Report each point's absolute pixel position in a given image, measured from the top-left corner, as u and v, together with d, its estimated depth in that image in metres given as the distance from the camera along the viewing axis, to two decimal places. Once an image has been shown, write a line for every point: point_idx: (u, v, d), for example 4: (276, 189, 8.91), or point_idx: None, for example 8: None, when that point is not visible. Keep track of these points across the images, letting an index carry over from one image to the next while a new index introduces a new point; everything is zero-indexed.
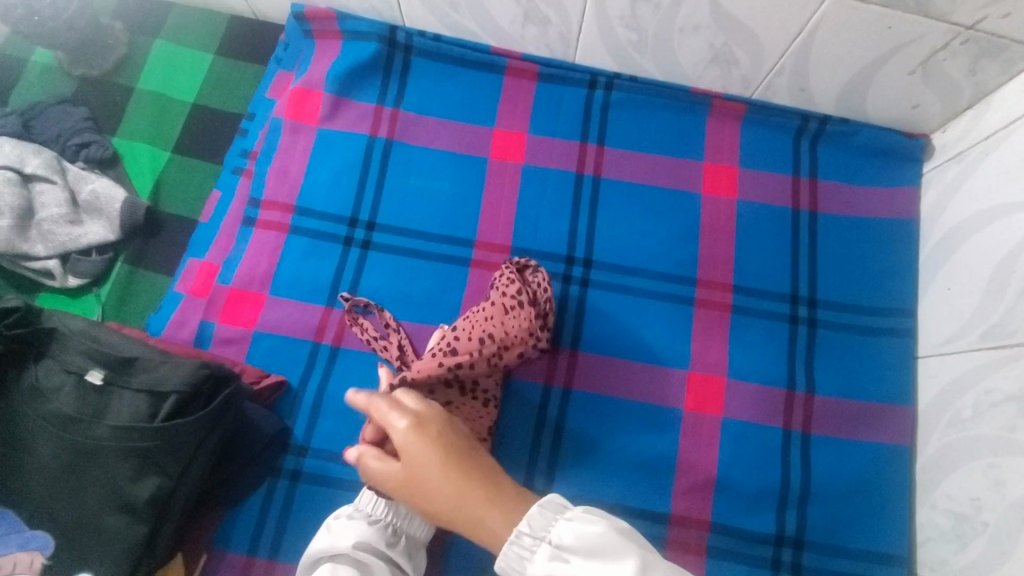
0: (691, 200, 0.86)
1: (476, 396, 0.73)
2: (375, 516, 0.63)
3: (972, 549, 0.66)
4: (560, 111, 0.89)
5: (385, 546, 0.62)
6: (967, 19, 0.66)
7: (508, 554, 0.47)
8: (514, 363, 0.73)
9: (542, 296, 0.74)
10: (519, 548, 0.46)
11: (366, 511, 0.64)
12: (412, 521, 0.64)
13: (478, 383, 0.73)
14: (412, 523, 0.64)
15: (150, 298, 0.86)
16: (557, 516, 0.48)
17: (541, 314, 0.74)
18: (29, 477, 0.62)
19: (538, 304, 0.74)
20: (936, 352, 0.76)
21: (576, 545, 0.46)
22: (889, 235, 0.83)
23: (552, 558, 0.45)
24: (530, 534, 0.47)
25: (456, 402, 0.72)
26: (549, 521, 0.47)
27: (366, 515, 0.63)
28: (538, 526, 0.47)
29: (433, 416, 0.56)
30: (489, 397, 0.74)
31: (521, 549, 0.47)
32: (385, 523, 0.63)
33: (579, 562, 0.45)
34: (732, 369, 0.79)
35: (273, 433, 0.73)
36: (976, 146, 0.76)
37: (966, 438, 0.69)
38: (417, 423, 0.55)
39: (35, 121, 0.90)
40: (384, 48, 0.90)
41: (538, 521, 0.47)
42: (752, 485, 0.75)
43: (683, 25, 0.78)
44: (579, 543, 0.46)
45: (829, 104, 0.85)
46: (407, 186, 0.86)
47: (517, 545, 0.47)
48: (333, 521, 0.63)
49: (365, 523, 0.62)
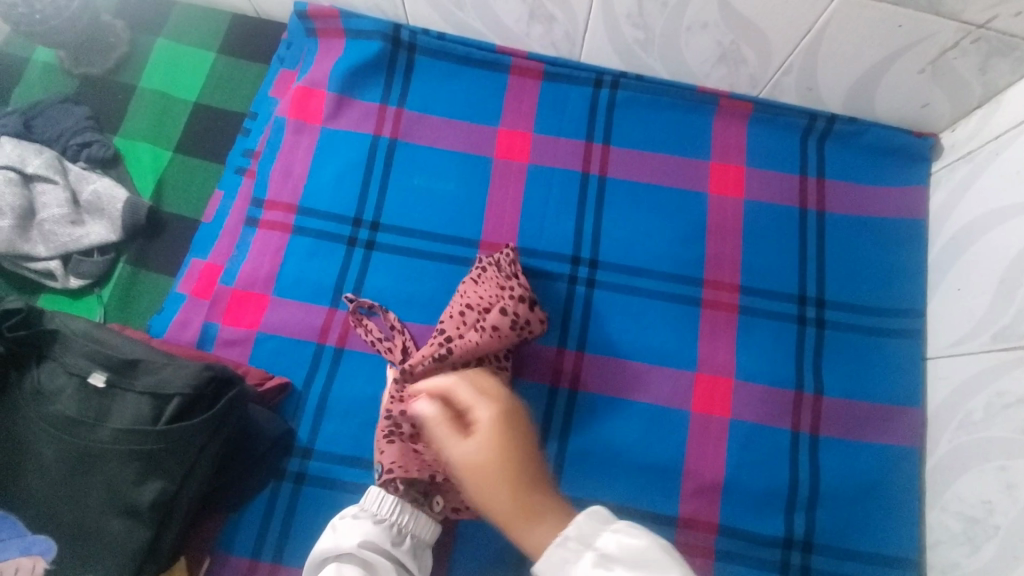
0: (698, 200, 0.85)
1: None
2: (381, 516, 0.62)
3: (984, 552, 0.65)
4: (565, 110, 0.89)
5: (391, 546, 0.61)
6: (978, 17, 0.65)
7: (552, 556, 0.47)
8: (511, 326, 0.71)
9: (506, 260, 0.77)
10: (563, 550, 0.47)
11: (372, 511, 0.63)
12: (418, 521, 0.64)
13: None
14: (418, 523, 0.64)
15: (153, 299, 0.86)
16: (603, 526, 0.47)
17: (510, 274, 0.76)
18: (32, 480, 0.61)
19: (504, 268, 0.76)
20: (945, 354, 0.75)
21: (620, 553, 0.45)
22: (897, 235, 0.82)
23: (596, 565, 0.45)
24: (575, 539, 0.47)
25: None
26: (596, 529, 0.47)
27: (371, 514, 0.62)
28: (585, 532, 0.47)
29: (521, 415, 0.54)
30: None
31: (566, 553, 0.47)
32: (391, 522, 0.62)
33: (623, 572, 0.44)
34: (739, 371, 0.78)
35: (278, 435, 0.72)
36: (986, 145, 0.75)
37: (977, 440, 0.68)
38: (503, 418, 0.52)
39: (35, 121, 0.90)
40: (388, 47, 0.89)
41: (585, 527, 0.47)
42: (760, 487, 0.74)
43: (690, 24, 0.78)
44: (624, 553, 0.45)
45: (837, 103, 0.84)
46: (411, 186, 0.85)
47: (562, 548, 0.47)
48: (338, 521, 0.62)
49: (371, 523, 0.61)
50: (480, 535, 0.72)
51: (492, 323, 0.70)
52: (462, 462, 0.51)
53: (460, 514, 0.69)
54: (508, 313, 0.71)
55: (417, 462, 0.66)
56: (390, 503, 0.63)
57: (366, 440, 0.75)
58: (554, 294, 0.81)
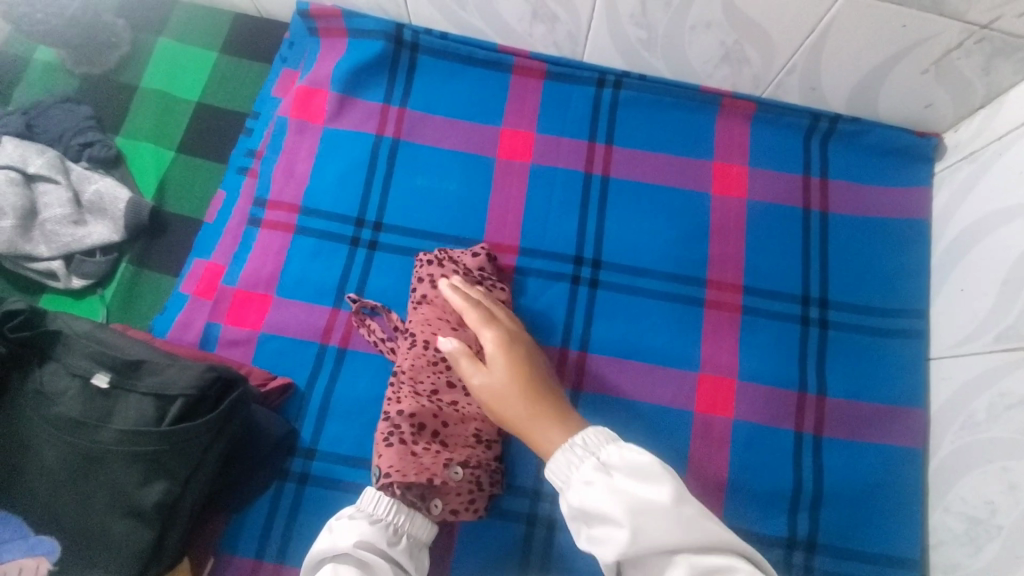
0: (702, 200, 0.85)
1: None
2: (378, 516, 0.61)
3: (986, 552, 0.65)
4: (568, 109, 0.88)
5: (386, 545, 0.59)
6: (982, 18, 0.65)
7: (559, 459, 0.53)
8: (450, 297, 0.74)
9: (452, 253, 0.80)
10: (570, 455, 0.53)
11: (368, 511, 0.61)
12: (415, 520, 0.63)
13: None
14: (416, 523, 0.63)
15: (155, 300, 0.86)
16: (609, 441, 0.53)
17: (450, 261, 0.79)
18: (35, 482, 0.61)
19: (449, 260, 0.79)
20: (949, 354, 0.75)
21: (619, 463, 0.50)
22: (900, 236, 0.82)
23: (597, 468, 0.50)
24: (581, 447, 0.53)
25: (463, 400, 0.71)
26: (602, 443, 0.53)
27: (368, 514, 0.61)
28: (591, 443, 0.53)
29: (518, 335, 0.67)
30: None
31: (572, 457, 0.53)
32: (388, 522, 0.61)
33: (620, 477, 0.49)
34: (743, 371, 0.78)
35: (282, 436, 0.72)
36: (990, 145, 0.75)
37: (980, 441, 0.68)
38: (504, 337, 0.65)
39: (37, 120, 0.89)
40: (390, 46, 0.89)
41: (592, 439, 0.54)
42: (763, 486, 0.74)
43: (694, 24, 0.77)
44: (623, 463, 0.50)
45: (840, 103, 0.84)
46: (414, 186, 0.85)
47: (569, 453, 0.53)
48: (334, 521, 0.61)
49: (368, 523, 0.60)
50: (484, 535, 0.72)
51: (443, 305, 0.75)
52: (487, 381, 0.61)
53: (460, 516, 0.67)
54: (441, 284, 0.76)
55: (415, 466, 0.65)
56: (388, 501, 0.62)
57: (369, 441, 0.75)
58: (557, 294, 0.81)
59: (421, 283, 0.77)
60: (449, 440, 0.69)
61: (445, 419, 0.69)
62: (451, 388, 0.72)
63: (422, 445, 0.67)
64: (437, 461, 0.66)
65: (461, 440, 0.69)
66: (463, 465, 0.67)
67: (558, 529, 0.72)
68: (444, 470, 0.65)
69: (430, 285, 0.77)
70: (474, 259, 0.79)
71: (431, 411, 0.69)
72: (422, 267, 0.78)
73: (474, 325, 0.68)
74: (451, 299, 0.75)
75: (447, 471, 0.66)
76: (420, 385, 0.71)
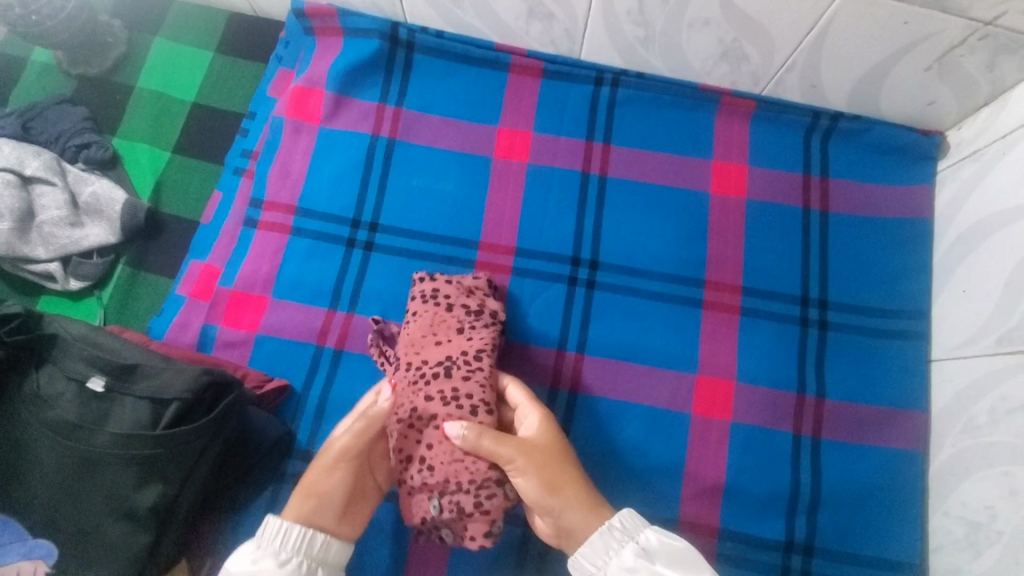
0: (700, 199, 0.84)
1: (459, 403, 0.66)
2: (284, 556, 0.56)
3: (987, 557, 0.64)
4: (565, 108, 0.88)
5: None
6: (985, 15, 0.63)
7: (595, 543, 0.56)
8: (450, 312, 0.73)
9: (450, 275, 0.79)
10: (608, 539, 0.55)
11: (273, 548, 0.56)
12: (329, 549, 0.58)
13: (461, 390, 0.67)
14: (329, 554, 0.59)
15: (153, 301, 0.86)
16: (645, 524, 0.56)
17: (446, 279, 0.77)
18: (31, 485, 0.61)
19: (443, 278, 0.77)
20: (951, 356, 0.74)
21: (660, 550, 0.55)
22: (902, 236, 0.81)
23: (638, 555, 0.54)
24: (620, 531, 0.56)
25: (442, 414, 0.65)
26: (638, 526, 0.56)
27: (274, 554, 0.55)
28: (628, 525, 0.56)
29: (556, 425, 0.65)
30: (476, 403, 0.66)
31: (609, 541, 0.56)
32: (298, 560, 0.56)
33: (660, 565, 0.54)
34: (741, 373, 0.77)
35: (278, 437, 0.72)
36: (993, 144, 0.73)
37: (982, 444, 0.67)
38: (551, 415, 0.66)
39: (33, 122, 0.89)
40: (385, 45, 0.88)
41: (628, 522, 0.56)
42: (761, 490, 0.74)
43: (691, 21, 0.76)
44: (663, 549, 0.55)
45: (841, 101, 0.83)
46: (410, 186, 0.85)
47: (608, 536, 0.56)
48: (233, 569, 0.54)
49: (274, 566, 0.55)
50: None
51: (428, 322, 0.73)
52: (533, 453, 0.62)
53: (468, 543, 0.63)
54: (441, 298, 0.74)
55: (411, 507, 0.65)
56: (295, 538, 0.56)
57: None
58: (554, 295, 0.81)
59: (415, 304, 0.75)
60: (433, 462, 0.64)
61: (430, 441, 0.65)
62: (430, 402, 0.66)
63: (413, 483, 0.65)
64: (422, 496, 0.64)
65: (442, 459, 0.64)
66: (444, 493, 0.63)
67: None
68: (426, 505, 0.64)
69: (418, 304, 0.75)
70: (472, 281, 0.78)
71: (415, 437, 0.66)
72: (417, 286, 0.77)
73: (517, 401, 0.68)
74: (436, 315, 0.73)
75: (428, 504, 0.63)
76: (399, 412, 0.66)
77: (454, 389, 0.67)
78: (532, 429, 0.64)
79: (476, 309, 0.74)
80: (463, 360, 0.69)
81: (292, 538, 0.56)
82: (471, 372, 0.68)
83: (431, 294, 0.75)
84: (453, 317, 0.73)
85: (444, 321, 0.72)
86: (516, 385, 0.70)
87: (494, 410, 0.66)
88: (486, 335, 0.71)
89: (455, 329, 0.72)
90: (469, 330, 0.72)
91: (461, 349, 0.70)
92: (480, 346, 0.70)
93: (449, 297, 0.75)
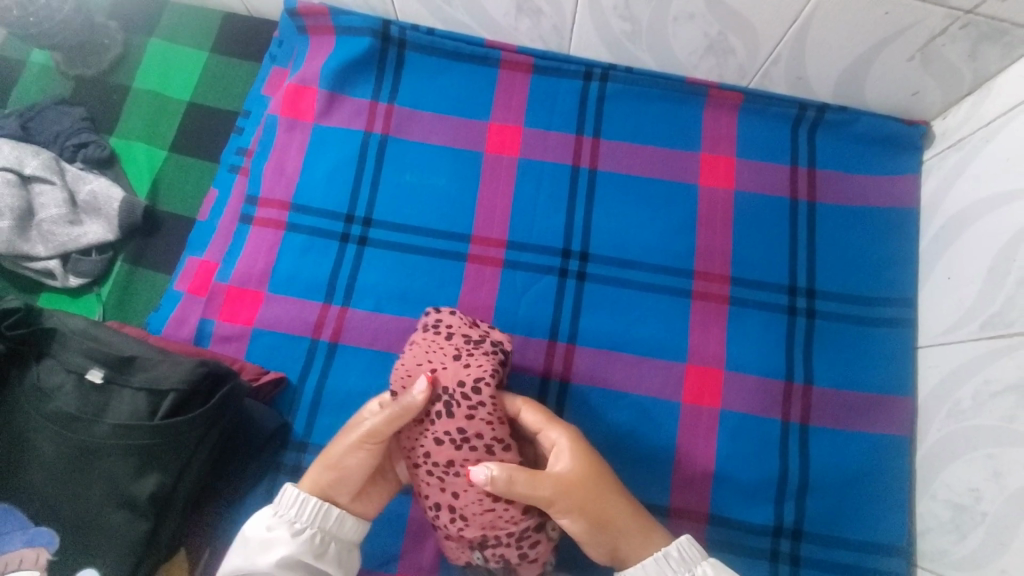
0: (688, 191, 0.85)
1: (472, 447, 0.62)
2: (299, 525, 0.61)
3: (971, 540, 0.65)
4: (554, 103, 0.89)
5: (312, 559, 0.60)
6: (965, 4, 0.65)
7: (652, 567, 0.60)
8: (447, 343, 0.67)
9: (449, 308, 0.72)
10: (665, 565, 0.60)
11: (290, 517, 0.61)
12: (342, 524, 0.63)
13: (471, 432, 0.62)
14: (343, 527, 0.63)
15: (151, 297, 0.87)
16: (702, 558, 0.61)
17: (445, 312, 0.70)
18: (32, 474, 0.63)
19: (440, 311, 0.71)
20: (937, 342, 0.75)
21: None
22: (889, 225, 0.82)
23: None
24: (677, 559, 0.60)
25: (459, 461, 0.62)
26: (696, 559, 0.61)
27: (289, 522, 0.61)
28: (687, 557, 0.61)
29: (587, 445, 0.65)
30: (492, 443, 0.62)
31: (666, 566, 0.60)
32: (312, 531, 0.61)
33: None
34: (729, 362, 0.78)
35: (274, 429, 0.73)
36: (976, 133, 0.74)
37: (966, 428, 0.68)
38: (576, 433, 0.65)
39: (32, 122, 0.91)
40: (377, 43, 0.89)
41: (687, 552, 0.61)
42: (749, 477, 0.75)
43: (677, 15, 0.78)
44: None
45: (827, 93, 0.84)
46: (403, 182, 0.86)
47: (667, 564, 0.60)
48: (252, 531, 0.60)
49: (289, 533, 0.60)
50: None
51: (421, 352, 0.66)
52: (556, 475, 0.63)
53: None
54: (441, 330, 0.68)
55: (453, 551, 0.65)
56: (309, 510, 0.61)
57: None
58: (545, 287, 0.82)
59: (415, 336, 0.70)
60: (465, 512, 0.62)
61: (456, 489, 0.62)
62: (443, 447, 0.62)
63: (450, 532, 0.63)
64: (462, 544, 0.64)
65: (473, 509, 0.62)
66: (484, 543, 0.63)
67: None
68: (468, 553, 0.64)
69: (421, 334, 0.69)
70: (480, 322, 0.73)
71: (437, 487, 0.63)
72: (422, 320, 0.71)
73: (536, 424, 0.66)
74: (434, 343, 0.67)
75: (471, 552, 0.63)
76: (418, 457, 0.64)
77: (462, 431, 0.62)
78: (563, 456, 0.63)
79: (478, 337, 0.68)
80: (461, 394, 0.63)
81: (308, 509, 0.61)
82: (476, 409, 0.62)
83: (432, 324, 0.70)
84: (452, 346, 0.66)
85: (438, 351, 0.66)
86: (527, 406, 0.66)
87: (510, 446, 0.64)
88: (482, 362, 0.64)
89: (454, 359, 0.65)
90: (467, 358, 0.65)
91: (456, 382, 0.63)
92: (478, 376, 0.63)
93: (450, 326, 0.69)
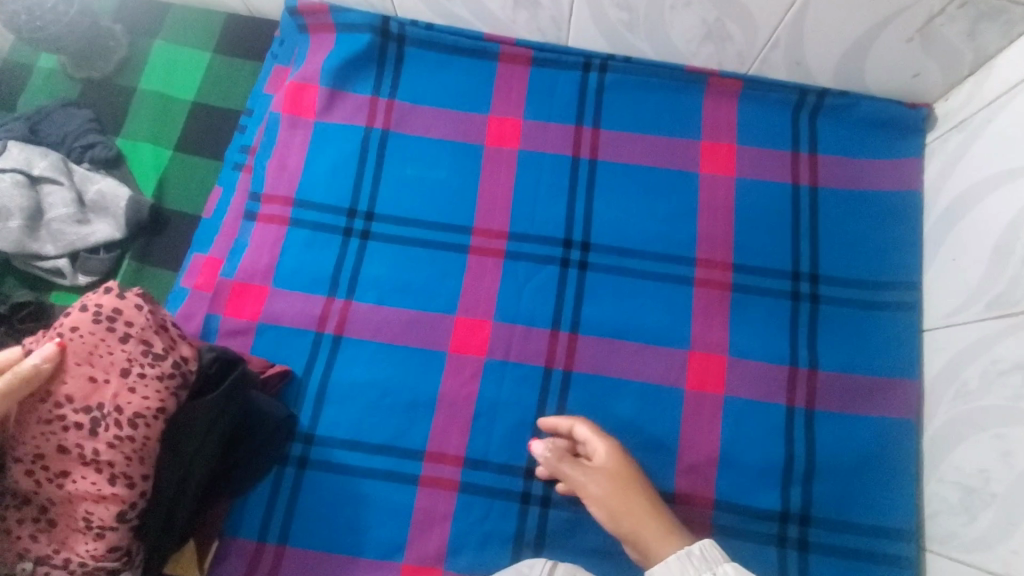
0: (689, 177, 0.85)
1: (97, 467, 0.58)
2: None
3: (981, 521, 0.65)
4: (554, 94, 0.89)
5: None
6: None
7: (673, 565, 0.58)
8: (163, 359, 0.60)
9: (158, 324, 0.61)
10: (686, 563, 0.58)
11: None
12: None
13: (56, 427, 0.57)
14: None
15: (158, 294, 0.89)
16: (726, 560, 0.57)
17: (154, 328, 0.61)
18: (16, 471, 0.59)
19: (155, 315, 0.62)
20: (942, 325, 0.74)
21: None
22: (893, 209, 0.82)
23: None
24: (698, 558, 0.58)
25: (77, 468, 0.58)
26: (718, 560, 0.58)
27: None
28: (709, 557, 0.58)
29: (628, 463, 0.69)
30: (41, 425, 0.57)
31: (687, 565, 0.58)
32: None
33: None
34: (733, 348, 0.78)
35: (283, 418, 0.73)
36: (979, 112, 0.74)
37: (973, 409, 0.68)
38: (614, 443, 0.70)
39: (41, 125, 0.93)
40: (377, 39, 0.90)
41: (709, 552, 0.58)
42: (756, 460, 0.75)
43: (674, 3, 0.78)
44: None
45: (827, 77, 0.83)
46: (404, 176, 0.87)
47: (687, 561, 0.58)
48: None
49: None
50: (478, 511, 0.75)
51: (85, 348, 0.59)
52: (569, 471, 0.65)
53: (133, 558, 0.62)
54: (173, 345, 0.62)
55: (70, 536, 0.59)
56: None
57: (366, 424, 0.77)
58: (547, 277, 0.82)
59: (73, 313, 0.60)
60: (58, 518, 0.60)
61: (38, 536, 0.60)
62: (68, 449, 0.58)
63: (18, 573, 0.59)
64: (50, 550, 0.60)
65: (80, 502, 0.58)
66: (44, 562, 0.60)
67: (551, 507, 0.75)
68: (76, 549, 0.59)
69: (84, 318, 0.59)
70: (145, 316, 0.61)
71: (15, 519, 0.60)
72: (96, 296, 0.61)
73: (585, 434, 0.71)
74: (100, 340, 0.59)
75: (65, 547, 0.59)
76: (23, 454, 0.58)
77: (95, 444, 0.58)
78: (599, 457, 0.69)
79: (161, 352, 0.60)
80: (115, 419, 0.58)
81: None
82: (117, 438, 0.58)
83: (107, 313, 0.60)
84: (120, 352, 0.59)
85: (105, 355, 0.59)
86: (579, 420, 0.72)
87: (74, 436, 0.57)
88: (149, 399, 0.59)
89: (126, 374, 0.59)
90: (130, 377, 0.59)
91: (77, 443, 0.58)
92: (141, 409, 0.58)
93: (130, 327, 0.60)
